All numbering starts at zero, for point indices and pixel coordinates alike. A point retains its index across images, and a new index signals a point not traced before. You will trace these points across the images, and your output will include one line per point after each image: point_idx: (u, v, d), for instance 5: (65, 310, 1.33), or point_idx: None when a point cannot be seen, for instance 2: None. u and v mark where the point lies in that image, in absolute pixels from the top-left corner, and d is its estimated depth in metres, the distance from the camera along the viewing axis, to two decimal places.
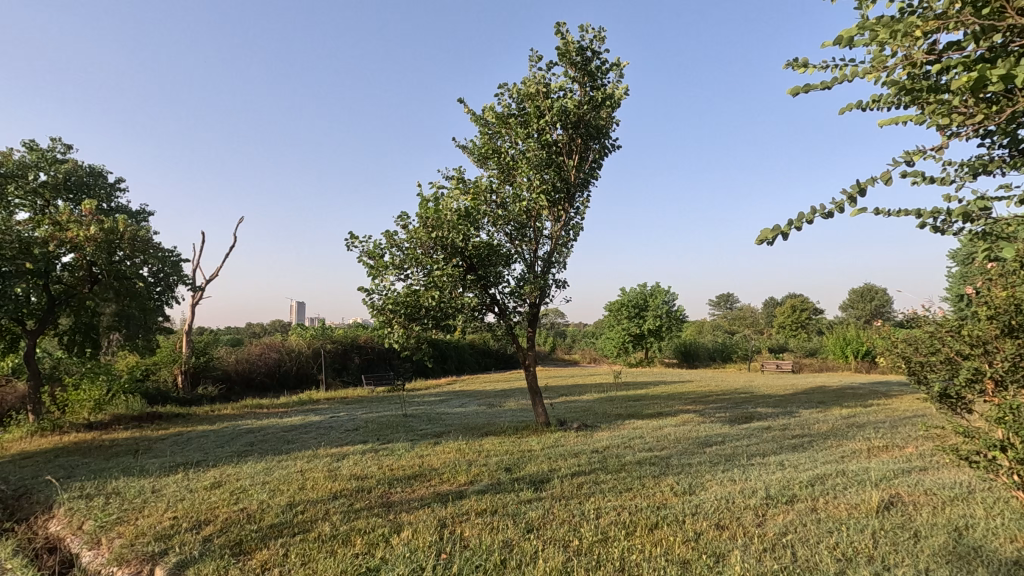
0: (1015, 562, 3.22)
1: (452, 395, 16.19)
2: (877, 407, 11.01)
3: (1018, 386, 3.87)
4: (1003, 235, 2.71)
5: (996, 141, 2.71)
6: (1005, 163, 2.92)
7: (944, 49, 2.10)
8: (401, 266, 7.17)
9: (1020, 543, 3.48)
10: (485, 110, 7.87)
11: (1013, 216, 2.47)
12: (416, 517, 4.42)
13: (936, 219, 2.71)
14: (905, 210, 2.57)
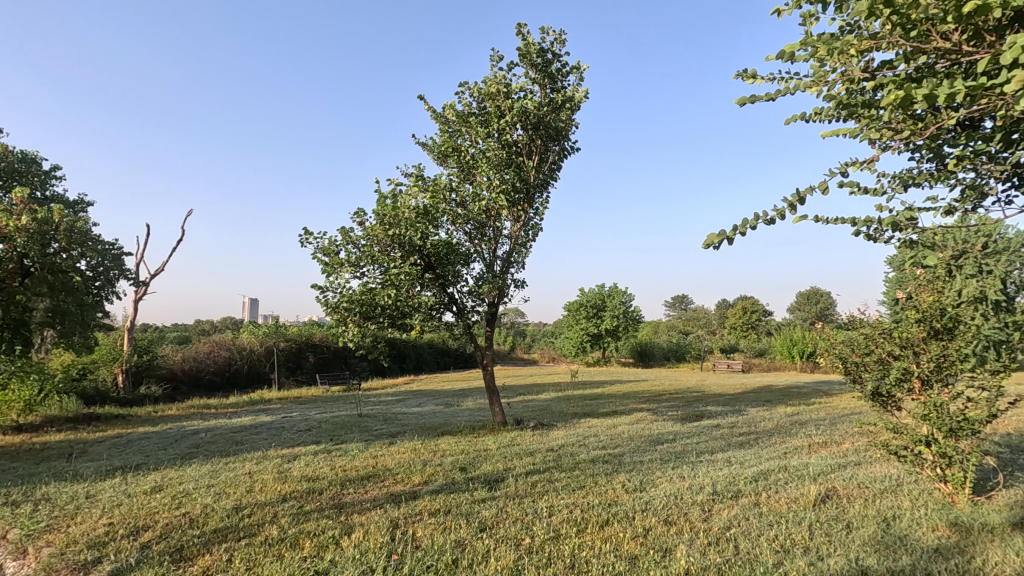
0: (935, 550, 3.45)
1: (410, 394, 16.04)
2: (819, 405, 11.60)
3: (942, 385, 4.26)
4: (928, 244, 2.94)
5: (922, 154, 2.93)
6: (930, 176, 3.18)
7: (879, 67, 2.39)
8: (357, 264, 7.05)
9: (941, 532, 3.73)
10: (444, 108, 7.84)
11: (937, 225, 2.68)
12: (367, 518, 4.37)
13: (867, 228, 2.91)
14: (842, 218, 2.76)
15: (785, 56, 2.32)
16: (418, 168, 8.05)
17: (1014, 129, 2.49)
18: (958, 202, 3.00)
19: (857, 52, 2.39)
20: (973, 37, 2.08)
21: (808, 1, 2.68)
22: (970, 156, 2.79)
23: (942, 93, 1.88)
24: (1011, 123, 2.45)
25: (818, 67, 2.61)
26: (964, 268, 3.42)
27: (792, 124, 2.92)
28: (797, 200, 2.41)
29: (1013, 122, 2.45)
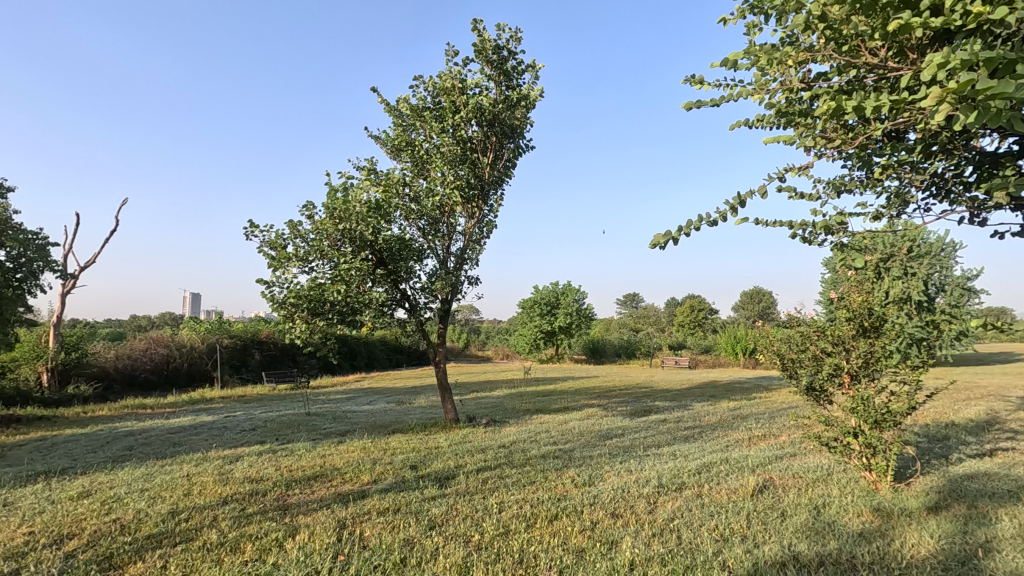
0: (860, 534, 3.67)
1: (361, 392, 15.74)
2: (759, 399, 12.13)
3: (869, 378, 4.56)
4: (857, 246, 3.15)
5: (851, 162, 3.12)
6: (859, 184, 3.40)
7: (815, 78, 2.54)
8: (305, 259, 6.82)
9: (865, 517, 3.98)
10: (398, 101, 7.72)
11: (865, 230, 2.88)
12: (313, 519, 4.26)
13: (802, 231, 3.07)
14: (780, 221, 2.92)
15: (728, 64, 2.43)
16: (370, 162, 7.90)
17: (932, 142, 2.69)
18: (885, 208, 3.22)
19: (794, 64, 2.53)
20: (896, 55, 2.24)
21: (752, 11, 2.80)
22: (894, 165, 3.01)
23: (868, 107, 2.03)
24: (930, 135, 2.64)
25: (761, 75, 2.73)
26: (890, 270, 3.66)
27: (734, 130, 3.07)
28: (738, 202, 2.54)
29: (932, 135, 2.64)
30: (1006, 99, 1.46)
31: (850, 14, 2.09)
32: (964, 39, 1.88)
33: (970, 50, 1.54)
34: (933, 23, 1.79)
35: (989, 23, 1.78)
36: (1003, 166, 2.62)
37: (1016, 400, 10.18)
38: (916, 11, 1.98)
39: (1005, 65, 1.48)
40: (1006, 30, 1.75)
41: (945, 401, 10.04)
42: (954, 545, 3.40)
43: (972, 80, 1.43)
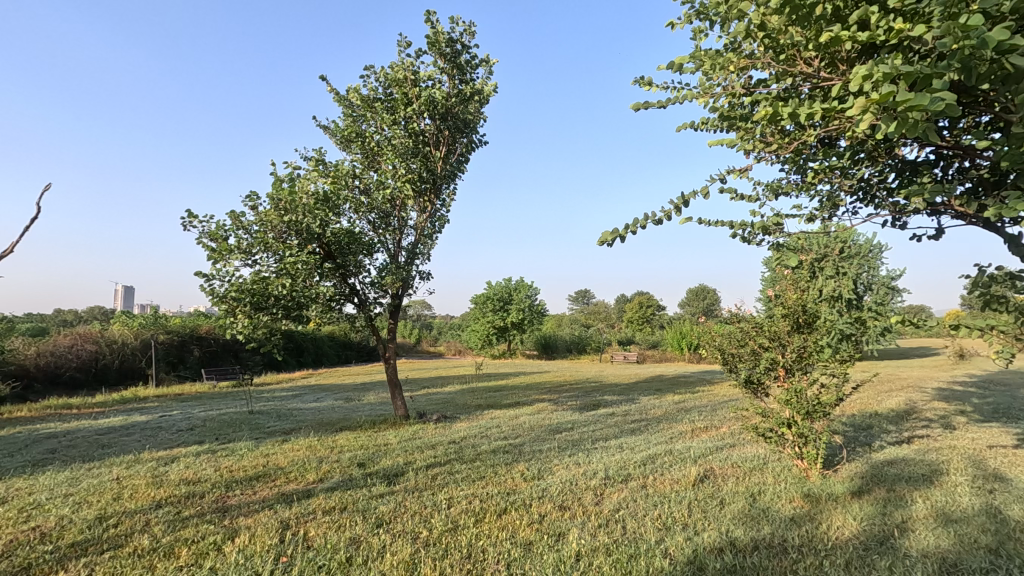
0: (791, 519, 3.88)
1: (308, 389, 15.32)
2: (702, 393, 12.60)
3: (802, 372, 4.82)
4: (792, 246, 3.32)
5: (788, 166, 3.27)
6: (795, 187, 3.57)
7: (756, 84, 2.66)
8: (248, 251, 6.55)
9: (796, 503, 4.21)
10: (348, 90, 7.51)
11: (798, 231, 3.04)
12: (254, 520, 4.12)
13: (741, 230, 3.20)
14: (722, 221, 3.05)
15: (674, 67, 2.50)
16: (318, 152, 7.66)
17: (860, 149, 2.86)
18: (818, 211, 3.40)
19: (736, 69, 2.62)
20: (828, 66, 2.37)
21: (698, 17, 2.89)
22: (826, 169, 3.19)
23: (803, 113, 2.15)
24: (858, 143, 2.81)
25: (706, 79, 2.83)
26: (822, 269, 3.87)
27: (680, 132, 3.17)
28: (682, 202, 2.64)
29: (860, 142, 2.81)
30: (921, 111, 1.58)
31: (787, 24, 2.19)
32: (888, 53, 2.01)
33: (892, 63, 1.64)
34: (860, 37, 1.90)
35: (909, 40, 1.92)
36: (920, 174, 2.82)
37: (932, 390, 10.99)
38: (846, 25, 2.10)
39: (921, 79, 1.60)
40: (924, 47, 1.88)
41: (869, 393, 10.73)
42: (873, 526, 3.64)
43: (892, 92, 1.54)
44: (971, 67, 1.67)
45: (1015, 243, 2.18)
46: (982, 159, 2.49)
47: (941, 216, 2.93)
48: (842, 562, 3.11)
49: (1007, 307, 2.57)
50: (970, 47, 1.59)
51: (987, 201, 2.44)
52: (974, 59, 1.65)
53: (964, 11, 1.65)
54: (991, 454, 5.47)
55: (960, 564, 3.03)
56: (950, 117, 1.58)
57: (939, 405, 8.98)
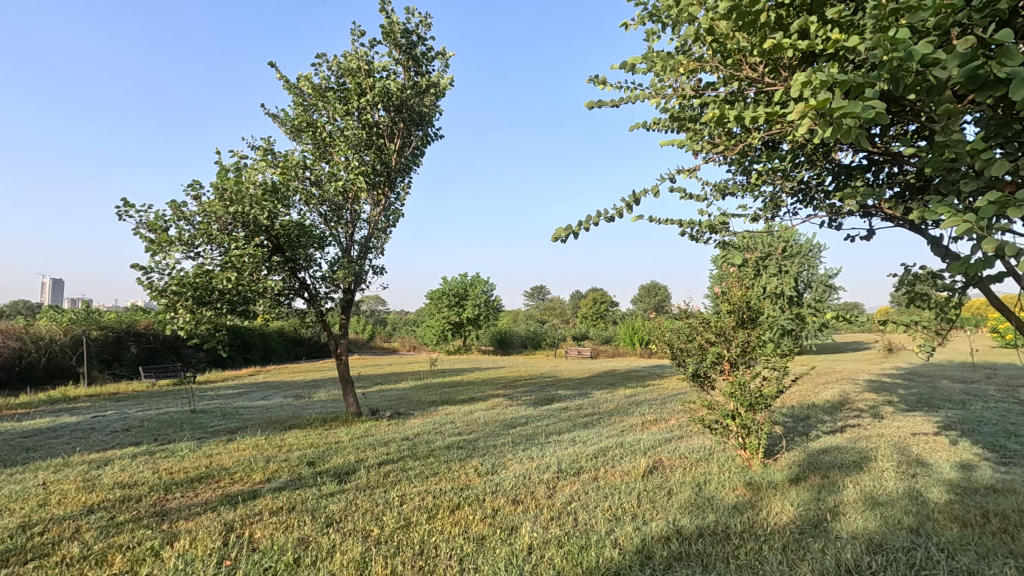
0: (734, 506, 4.04)
1: (254, 387, 14.80)
2: (652, 386, 12.95)
3: (746, 366, 5.03)
4: (737, 245, 3.45)
5: (734, 167, 3.40)
6: (741, 187, 3.71)
7: (705, 86, 2.75)
8: (190, 243, 6.25)
9: (739, 491, 4.39)
10: (299, 78, 7.28)
11: (742, 230, 3.16)
12: (196, 523, 3.95)
13: (689, 229, 3.31)
14: (672, 219, 3.15)
15: (627, 67, 2.55)
16: (267, 142, 7.40)
17: (800, 152, 3.01)
18: (762, 210, 3.55)
19: (686, 71, 2.70)
20: (771, 72, 2.47)
21: (651, 19, 2.95)
22: (769, 171, 3.33)
23: (748, 116, 2.24)
24: (798, 146, 2.94)
25: (658, 80, 2.90)
26: (766, 267, 4.04)
27: (633, 131, 3.24)
28: (634, 200, 2.70)
29: (800, 146, 2.94)
30: (855, 118, 1.67)
31: (734, 30, 2.27)
32: (825, 61, 2.11)
33: (828, 71, 1.72)
34: (801, 45, 1.99)
35: (844, 50, 2.02)
36: (854, 178, 2.98)
37: (863, 382, 11.68)
38: (787, 33, 2.20)
39: (855, 88, 1.69)
40: (858, 57, 1.99)
41: (808, 385, 11.30)
42: (809, 511, 3.85)
43: (829, 99, 1.62)
44: (899, 77, 1.77)
45: (936, 244, 2.35)
46: (909, 165, 2.66)
47: (872, 218, 3.11)
48: (780, 546, 3.27)
49: (928, 303, 2.77)
50: (898, 59, 1.69)
51: (913, 204, 2.61)
52: (902, 71, 1.76)
53: (894, 25, 1.75)
54: (913, 441, 5.86)
55: (885, 543, 3.23)
56: (881, 124, 1.68)
57: (869, 396, 9.56)
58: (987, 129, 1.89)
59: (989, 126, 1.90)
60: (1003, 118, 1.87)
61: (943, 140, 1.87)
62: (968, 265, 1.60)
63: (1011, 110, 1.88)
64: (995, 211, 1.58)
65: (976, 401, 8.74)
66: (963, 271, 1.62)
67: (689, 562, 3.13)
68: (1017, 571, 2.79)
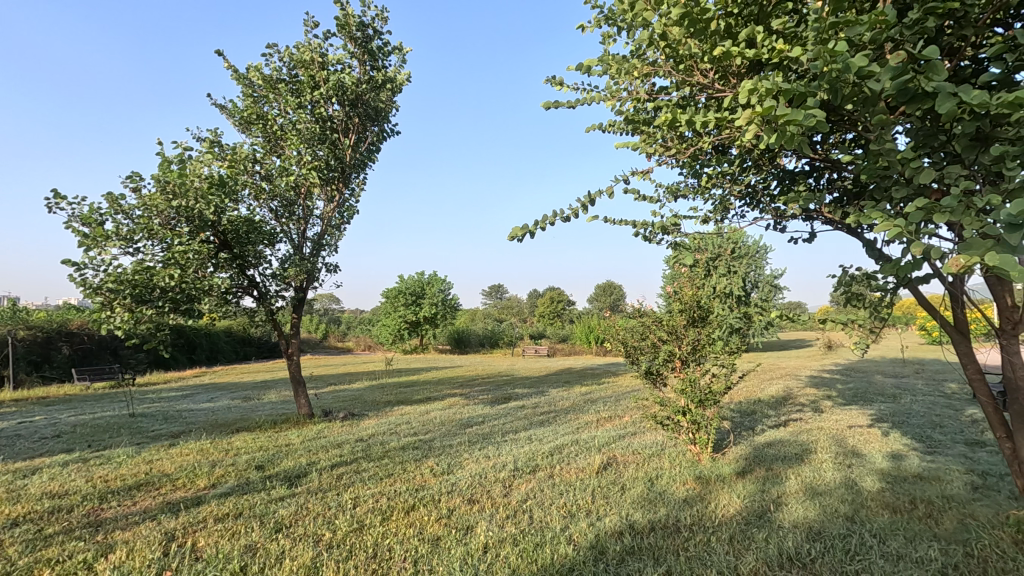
0: (684, 500, 4.14)
1: (199, 389, 14.18)
2: (608, 384, 13.17)
3: (696, 363, 5.17)
4: (687, 245, 3.54)
5: (685, 171, 3.49)
6: (692, 190, 3.81)
7: (658, 91, 2.81)
8: (128, 238, 5.91)
9: (689, 485, 4.51)
10: (248, 68, 7.00)
11: (692, 231, 3.26)
12: (134, 533, 3.74)
13: (642, 230, 3.38)
14: (624, 220, 3.23)
15: (583, 69, 2.58)
16: (213, 133, 7.09)
17: (748, 157, 3.11)
18: (711, 212, 3.65)
19: (640, 75, 2.75)
20: (721, 79, 2.55)
21: (607, 22, 2.99)
22: (718, 174, 3.43)
23: (698, 121, 2.30)
24: (745, 152, 3.04)
25: (613, 83, 2.95)
26: (715, 268, 4.16)
27: (589, 133, 3.28)
28: (589, 200, 2.74)
29: (747, 151, 3.04)
30: (797, 125, 1.73)
31: (686, 37, 2.33)
32: (770, 70, 2.20)
33: (774, 79, 1.78)
34: (748, 54, 2.06)
35: (788, 60, 2.10)
36: (797, 183, 3.11)
37: (805, 378, 12.25)
38: (735, 42, 2.27)
39: (797, 96, 1.76)
40: (801, 67, 2.07)
41: (755, 381, 11.75)
42: (754, 502, 3.99)
43: (773, 106, 1.68)
44: (837, 88, 1.86)
45: (871, 246, 2.48)
46: (847, 172, 2.79)
47: (814, 222, 3.26)
48: (727, 537, 3.38)
49: (863, 303, 2.93)
50: (837, 70, 1.76)
51: (850, 209, 2.74)
52: (840, 82, 1.84)
53: (832, 38, 1.84)
54: (850, 433, 6.19)
55: (823, 531, 3.39)
56: (821, 132, 1.76)
57: (810, 391, 10.03)
58: (916, 139, 2.01)
59: (918, 136, 2.01)
60: (931, 130, 1.99)
61: (877, 149, 1.98)
62: (899, 267, 1.69)
63: (937, 122, 2.01)
64: (921, 216, 1.68)
65: (906, 394, 9.31)
66: (894, 272, 1.72)
67: (642, 556, 3.19)
68: (940, 552, 2.98)
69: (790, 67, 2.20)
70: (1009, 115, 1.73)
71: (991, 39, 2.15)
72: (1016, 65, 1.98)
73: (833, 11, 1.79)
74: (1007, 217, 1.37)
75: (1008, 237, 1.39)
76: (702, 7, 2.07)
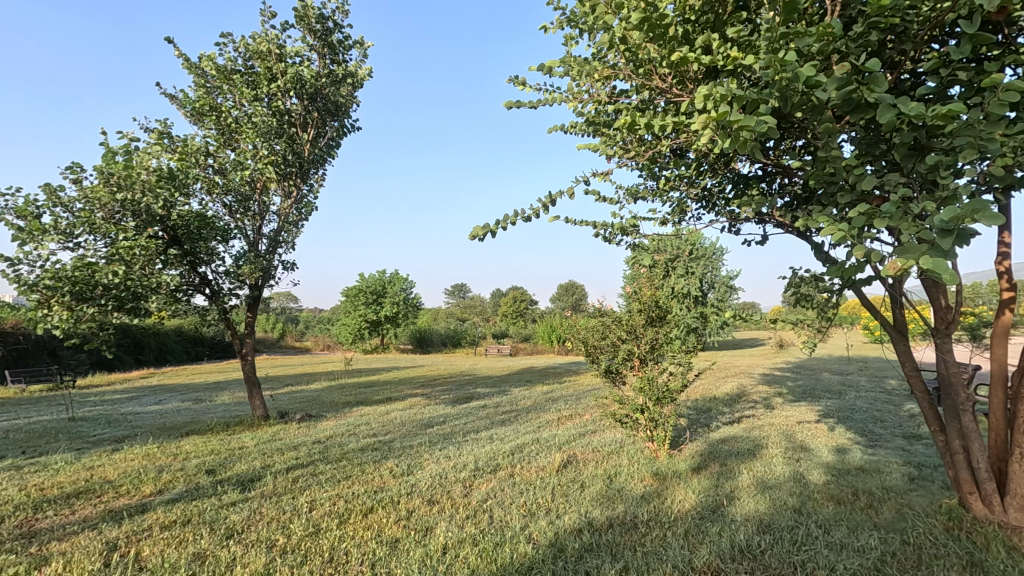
0: (642, 496, 4.21)
1: (146, 391, 13.55)
2: (569, 382, 13.29)
3: (654, 362, 5.27)
4: (644, 246, 3.61)
5: (643, 173, 3.56)
6: (650, 192, 3.88)
7: (618, 93, 2.85)
8: (68, 232, 5.58)
9: (647, 481, 4.59)
10: (201, 57, 6.71)
11: (648, 232, 3.32)
12: (71, 544, 3.53)
13: (602, 231, 3.42)
14: (584, 220, 3.28)
15: (544, 69, 2.58)
16: (162, 124, 6.78)
17: (704, 161, 3.19)
18: (668, 214, 3.73)
19: (601, 78, 2.78)
20: (678, 84, 2.61)
21: (570, 24, 3.00)
22: (676, 177, 3.51)
23: (656, 125, 2.33)
24: (702, 155, 3.12)
25: (574, 85, 2.97)
26: (673, 269, 4.25)
27: (551, 134, 3.29)
28: (549, 200, 2.75)
29: (703, 155, 3.12)
30: (750, 131, 1.78)
31: (645, 41, 2.36)
32: (724, 77, 2.25)
33: (728, 87, 1.82)
34: (704, 60, 2.10)
35: (741, 67, 2.16)
36: (751, 187, 3.21)
37: (758, 376, 12.65)
38: (693, 48, 2.31)
39: (749, 103, 1.80)
40: (754, 75, 2.13)
41: (710, 380, 12.08)
42: (708, 497, 4.10)
43: (728, 112, 1.73)
44: (788, 96, 1.91)
45: (818, 249, 2.58)
46: (797, 177, 2.89)
47: (766, 225, 3.37)
48: (682, 532, 3.45)
49: (812, 303, 3.04)
50: (788, 79, 1.82)
51: (799, 213, 2.84)
52: (790, 90, 1.89)
53: (783, 48, 1.89)
54: (798, 429, 6.44)
55: (773, 523, 3.51)
56: (771, 138, 1.81)
57: (762, 389, 10.38)
58: (860, 147, 2.10)
59: (861, 144, 2.11)
60: (873, 139, 2.08)
61: (824, 156, 2.06)
62: (844, 269, 1.77)
63: (880, 131, 2.11)
64: (863, 220, 1.75)
65: (850, 391, 9.76)
66: (840, 275, 1.80)
67: (599, 553, 3.23)
68: (880, 541, 3.11)
69: (744, 75, 2.26)
70: (943, 127, 1.82)
71: (929, 54, 2.27)
72: (950, 79, 2.10)
73: (784, 22, 1.84)
74: (941, 224, 1.45)
75: (941, 242, 1.47)
76: (661, 12, 2.09)
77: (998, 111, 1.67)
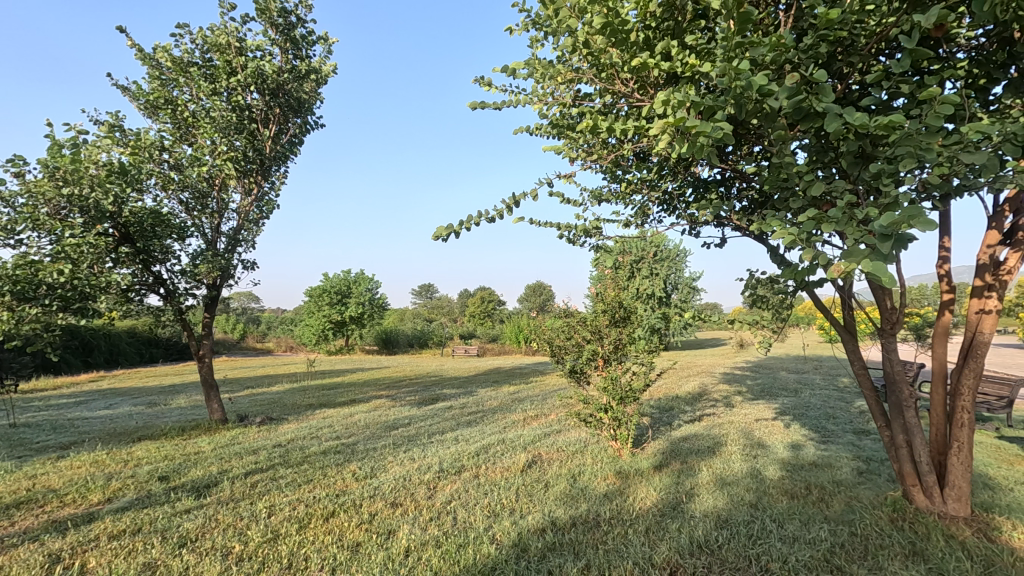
0: (605, 494, 4.27)
1: (96, 395, 12.96)
2: (535, 382, 13.38)
3: (618, 362, 5.35)
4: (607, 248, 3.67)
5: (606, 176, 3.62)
6: (614, 193, 3.94)
7: (582, 96, 2.88)
8: (9, 228, 5.28)
9: (609, 479, 4.65)
10: (156, 48, 6.46)
11: (611, 234, 3.38)
12: (9, 558, 3.34)
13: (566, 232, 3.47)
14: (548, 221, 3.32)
15: (508, 71, 2.59)
16: (113, 117, 6.51)
17: (666, 165, 3.26)
18: (631, 216, 3.81)
19: (565, 81, 2.80)
20: (640, 88, 2.65)
21: (535, 26, 3.02)
22: (638, 180, 3.57)
23: (618, 128, 2.36)
24: (663, 160, 3.18)
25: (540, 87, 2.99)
26: (636, 270, 4.33)
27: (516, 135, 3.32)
28: (514, 201, 2.77)
29: (665, 159, 3.19)
30: (706, 137, 1.82)
31: (607, 46, 2.39)
32: (684, 83, 2.30)
33: (686, 93, 1.86)
34: (663, 65, 2.14)
35: (700, 73, 2.20)
36: (710, 191, 3.29)
37: (719, 375, 12.99)
38: (653, 54, 2.35)
39: (706, 110, 1.84)
40: (710, 82, 2.18)
41: (673, 379, 12.34)
42: (668, 494, 4.18)
43: (684, 118, 1.77)
44: (742, 104, 1.95)
45: (773, 251, 2.67)
46: (753, 182, 2.98)
47: (724, 228, 3.47)
48: (643, 529, 3.51)
49: (767, 304, 3.14)
50: (742, 87, 1.86)
51: (754, 217, 2.93)
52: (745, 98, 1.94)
53: (739, 56, 1.94)
54: (756, 426, 6.64)
55: (730, 518, 3.60)
56: (727, 144, 1.86)
57: (722, 387, 10.65)
58: (811, 155, 2.18)
59: (812, 151, 2.18)
60: (822, 146, 2.16)
61: (778, 162, 2.12)
62: (796, 271, 1.83)
63: (829, 138, 2.19)
64: (813, 225, 1.82)
65: (805, 389, 10.11)
66: (792, 276, 1.86)
67: (562, 552, 3.25)
68: (830, 533, 3.23)
69: (701, 82, 2.31)
70: (886, 136, 1.90)
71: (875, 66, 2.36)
72: (894, 91, 2.19)
73: (739, 30, 1.89)
74: (880, 228, 1.51)
75: (880, 246, 1.54)
76: (622, 18, 2.12)
77: (935, 123, 1.74)
